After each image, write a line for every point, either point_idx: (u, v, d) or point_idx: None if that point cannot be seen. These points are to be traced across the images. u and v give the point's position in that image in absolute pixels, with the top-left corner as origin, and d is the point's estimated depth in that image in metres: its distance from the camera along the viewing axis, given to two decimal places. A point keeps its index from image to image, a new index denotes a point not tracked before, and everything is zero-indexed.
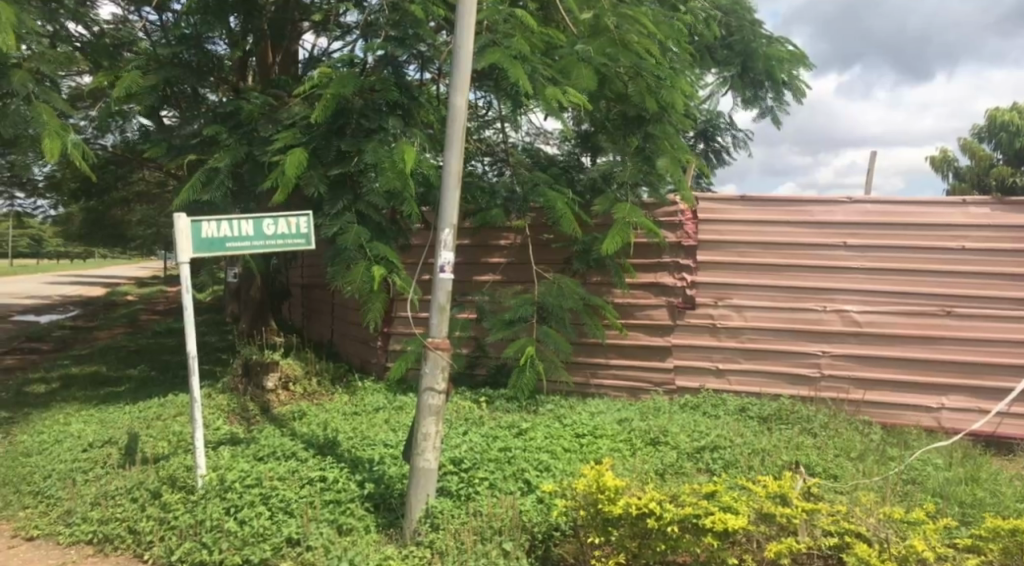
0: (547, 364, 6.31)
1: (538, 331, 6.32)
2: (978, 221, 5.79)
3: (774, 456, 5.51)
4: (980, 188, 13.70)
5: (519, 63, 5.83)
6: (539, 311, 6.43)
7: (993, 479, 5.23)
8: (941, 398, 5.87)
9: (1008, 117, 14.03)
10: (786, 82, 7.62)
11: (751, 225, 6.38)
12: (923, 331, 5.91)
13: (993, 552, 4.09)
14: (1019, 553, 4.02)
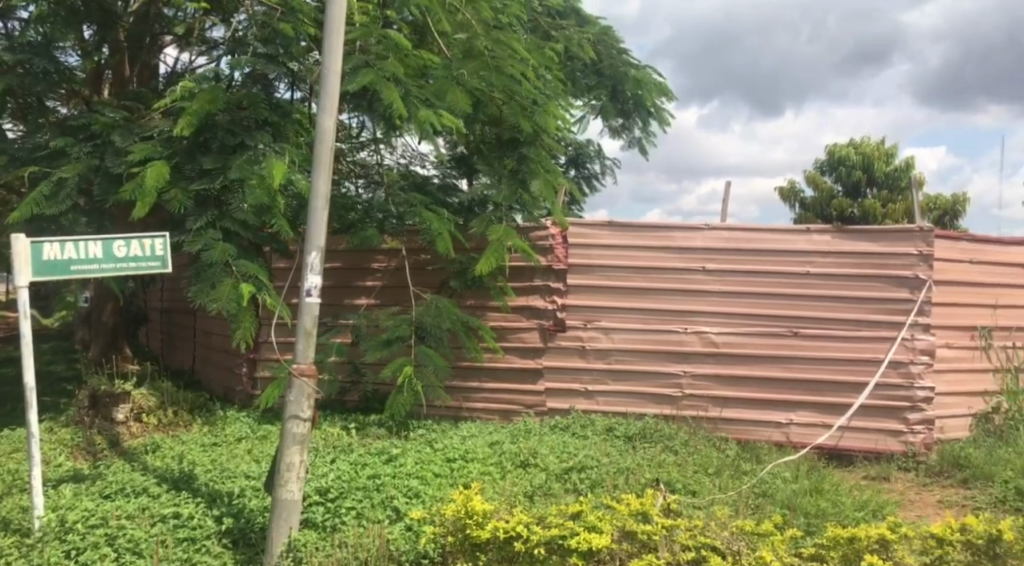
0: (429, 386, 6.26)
1: (418, 352, 6.29)
2: (822, 248, 6.11)
3: (638, 475, 5.69)
4: (823, 218, 14.85)
5: (391, 85, 5.83)
6: (417, 331, 6.43)
7: (835, 489, 5.57)
8: (790, 413, 6.18)
9: (845, 151, 14.98)
10: (651, 112, 7.97)
11: (618, 248, 6.57)
12: (773, 350, 6.22)
13: (833, 559, 4.34)
14: (857, 559, 4.29)
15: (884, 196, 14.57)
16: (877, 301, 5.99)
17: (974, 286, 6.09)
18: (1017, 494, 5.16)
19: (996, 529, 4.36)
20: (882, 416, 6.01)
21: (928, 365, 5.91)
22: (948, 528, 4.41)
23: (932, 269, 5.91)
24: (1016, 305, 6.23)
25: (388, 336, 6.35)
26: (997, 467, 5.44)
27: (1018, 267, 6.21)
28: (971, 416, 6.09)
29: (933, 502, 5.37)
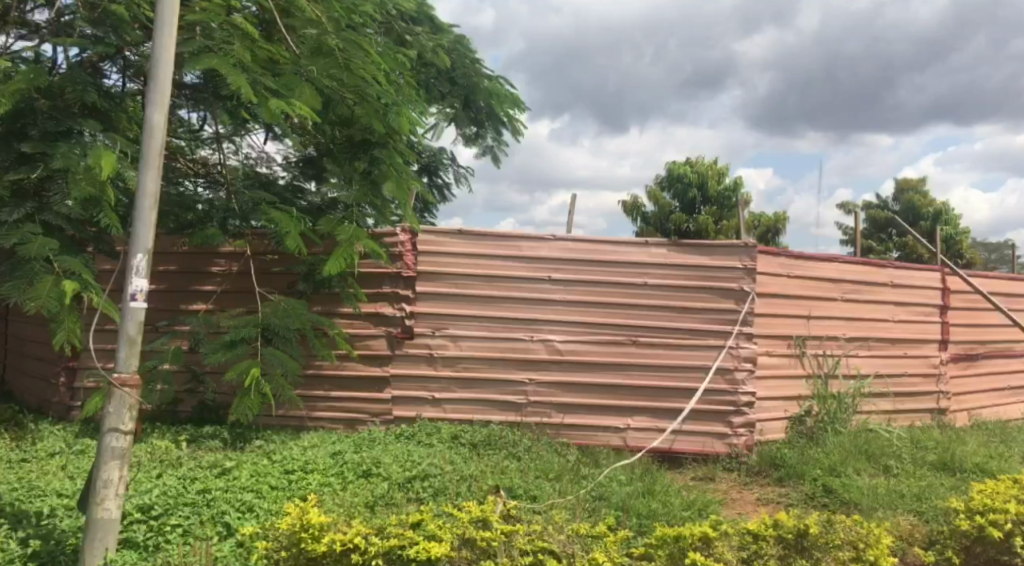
0: (276, 385, 6.01)
1: (262, 352, 6.00)
2: (658, 261, 6.42)
3: (480, 481, 5.72)
4: (662, 232, 15.67)
5: (239, 73, 5.52)
6: (263, 332, 6.12)
7: (665, 490, 5.83)
8: (628, 418, 6.43)
9: (682, 169, 15.76)
10: (503, 121, 8.14)
11: (467, 256, 6.60)
12: (612, 358, 6.45)
13: (660, 557, 4.57)
14: (681, 557, 4.54)
15: (715, 212, 15.49)
16: (708, 312, 6.36)
17: (792, 298, 6.58)
18: (824, 491, 5.65)
19: (802, 523, 4.78)
20: (709, 419, 6.37)
21: (750, 372, 6.33)
22: (764, 524, 4.80)
23: (755, 282, 6.36)
24: (830, 315, 6.73)
25: (230, 338, 5.99)
26: (808, 466, 5.92)
27: (830, 281, 6.75)
28: (788, 418, 6.55)
29: (752, 500, 5.74)
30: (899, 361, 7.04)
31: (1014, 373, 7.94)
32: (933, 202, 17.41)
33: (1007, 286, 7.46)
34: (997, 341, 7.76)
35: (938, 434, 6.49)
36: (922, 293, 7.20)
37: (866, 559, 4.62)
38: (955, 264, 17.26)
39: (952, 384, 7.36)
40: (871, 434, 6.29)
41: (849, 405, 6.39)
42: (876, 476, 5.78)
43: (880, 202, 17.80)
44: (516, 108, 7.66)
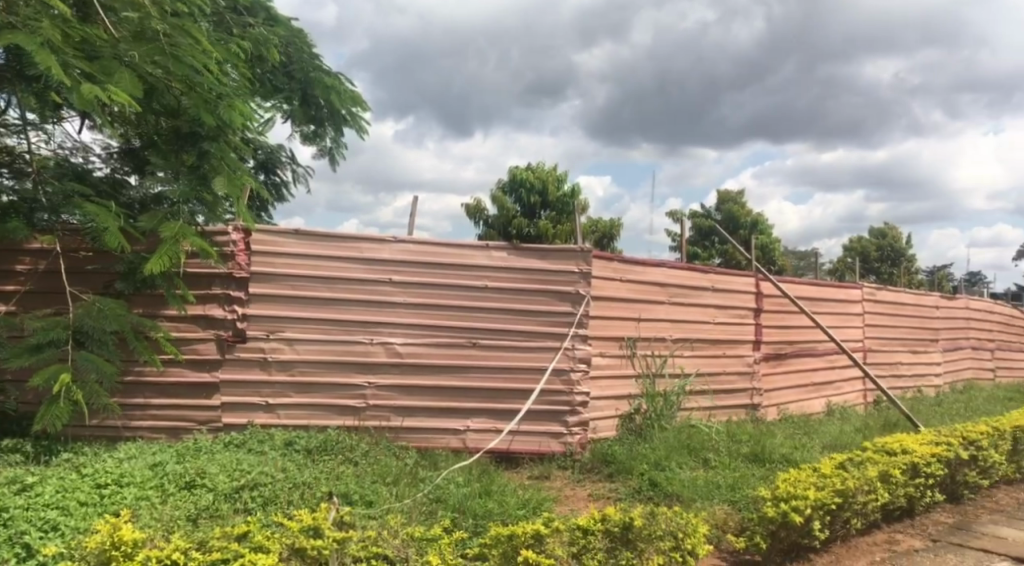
0: (88, 391, 5.56)
1: (74, 355, 5.53)
2: (497, 264, 6.51)
3: (314, 488, 5.53)
4: (504, 236, 15.97)
5: (47, 52, 4.98)
6: (75, 335, 5.63)
7: (502, 490, 5.90)
8: (466, 420, 6.45)
9: (525, 174, 16.13)
10: (343, 120, 8.08)
11: (304, 257, 6.40)
12: (451, 360, 6.46)
13: (494, 557, 4.63)
14: (514, 555, 4.61)
15: (554, 217, 16.01)
16: (546, 314, 6.53)
17: (624, 301, 6.88)
18: (650, 484, 5.94)
19: (628, 516, 4.99)
20: (546, 420, 6.52)
21: (585, 373, 6.55)
22: (592, 519, 4.96)
23: (590, 285, 6.61)
24: (658, 318, 7.10)
25: (36, 340, 5.43)
26: (635, 462, 6.21)
27: (659, 285, 7.13)
28: (619, 416, 6.83)
29: (584, 496, 5.93)
30: (720, 360, 7.54)
31: (817, 370, 8.73)
32: (749, 212, 18.91)
33: (812, 291, 8.20)
34: (803, 341, 8.48)
35: (752, 427, 7.01)
36: (740, 297, 7.76)
37: (684, 548, 4.93)
38: (768, 270, 18.83)
39: (766, 381, 7.97)
40: (692, 429, 6.71)
41: (675, 402, 6.81)
42: (696, 469, 6.15)
43: (705, 211, 19.09)
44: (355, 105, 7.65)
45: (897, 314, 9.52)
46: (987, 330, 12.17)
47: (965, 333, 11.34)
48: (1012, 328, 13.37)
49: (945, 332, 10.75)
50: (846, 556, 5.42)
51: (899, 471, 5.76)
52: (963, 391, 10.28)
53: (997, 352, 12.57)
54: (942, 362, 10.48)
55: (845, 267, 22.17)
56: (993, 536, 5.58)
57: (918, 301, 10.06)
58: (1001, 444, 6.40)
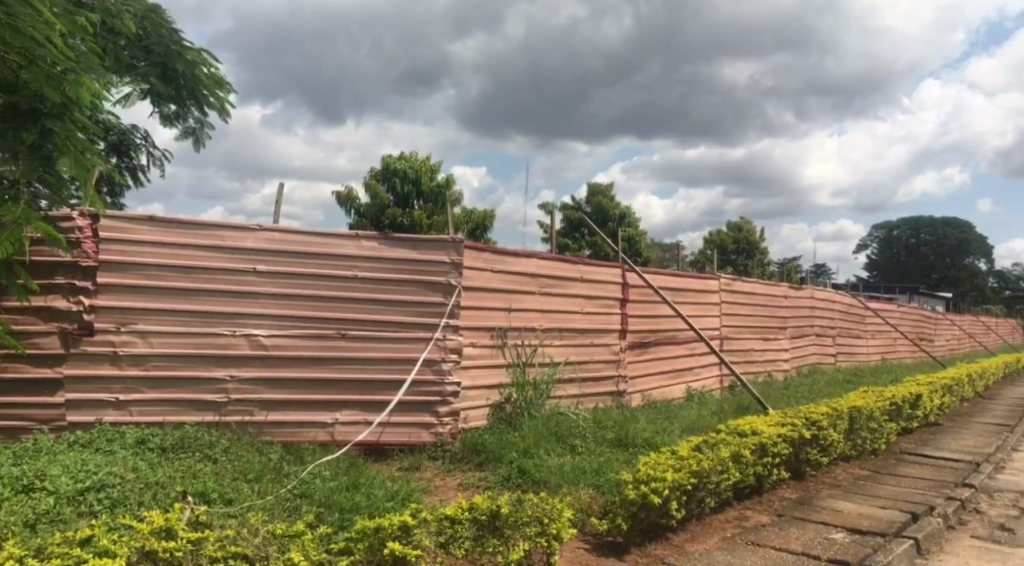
0: None
1: None
2: (367, 253, 6.41)
3: (168, 488, 5.22)
4: (377, 226, 15.77)
5: None
6: None
7: (370, 483, 5.79)
8: (335, 412, 6.31)
9: (399, 164, 16.08)
10: (206, 99, 7.83)
11: (160, 245, 6.07)
12: (318, 352, 6.31)
13: (360, 551, 4.49)
14: (381, 547, 4.49)
15: (428, 208, 16.10)
16: (417, 304, 6.49)
17: (494, 291, 6.94)
18: (519, 472, 6.03)
19: (495, 504, 5.00)
20: (416, 411, 6.48)
21: (456, 362, 6.58)
22: (460, 508, 4.96)
23: (461, 276, 6.63)
24: (528, 308, 7.21)
25: None
26: (505, 450, 6.29)
27: (529, 275, 7.24)
28: (489, 406, 6.89)
29: (454, 486, 5.94)
30: (588, 349, 7.75)
31: (679, 357, 9.15)
32: (619, 206, 19.67)
33: (675, 282, 8.58)
34: (666, 330, 8.86)
35: (617, 413, 7.26)
36: (608, 288, 8.02)
37: (549, 533, 5.02)
38: (637, 262, 19.59)
39: (631, 369, 8.28)
40: (561, 416, 6.88)
41: (544, 391, 6.94)
42: (563, 455, 6.30)
43: (577, 203, 19.65)
44: (217, 83, 7.46)
45: (751, 304, 10.13)
46: (830, 318, 13.15)
47: (811, 321, 12.21)
48: (852, 316, 14.53)
49: (793, 320, 11.53)
50: (701, 533, 5.70)
51: (750, 451, 6.10)
52: (809, 375, 11.07)
53: (838, 338, 13.62)
54: (790, 348, 11.23)
55: (705, 260, 23.47)
56: (831, 509, 6.00)
57: (769, 292, 10.74)
58: (838, 423, 6.89)
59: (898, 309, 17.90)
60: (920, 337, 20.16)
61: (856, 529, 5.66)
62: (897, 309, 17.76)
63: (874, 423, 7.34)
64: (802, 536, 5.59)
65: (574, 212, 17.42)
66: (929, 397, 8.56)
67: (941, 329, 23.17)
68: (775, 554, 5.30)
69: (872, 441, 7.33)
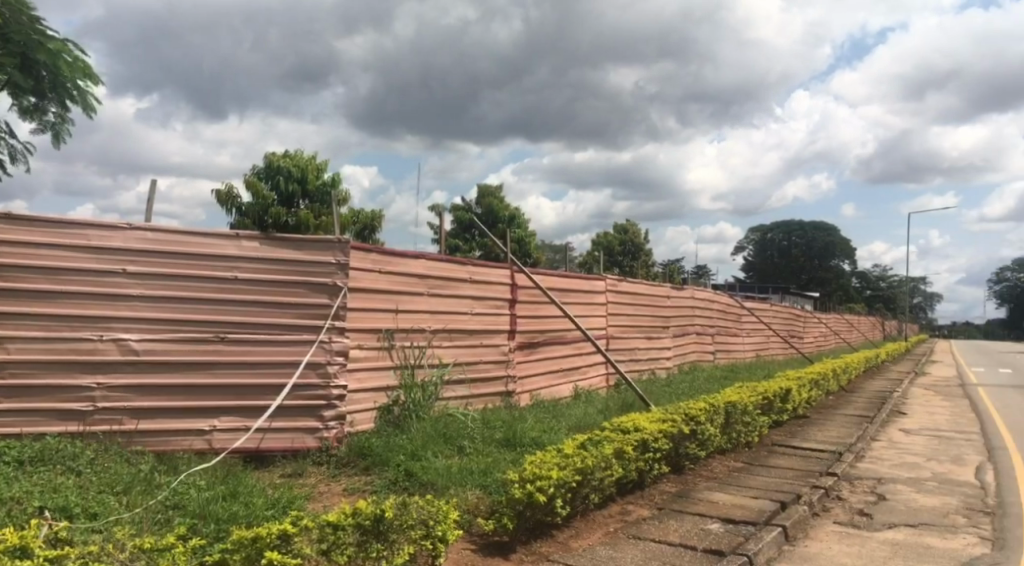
0: None
1: None
2: (247, 254, 6.20)
3: (24, 504, 4.76)
4: (260, 226, 15.27)
5: None
6: None
7: (249, 491, 5.52)
8: (213, 419, 6.06)
9: (281, 162, 16.01)
10: (69, 93, 7.46)
11: (19, 244, 5.60)
12: (195, 357, 6.03)
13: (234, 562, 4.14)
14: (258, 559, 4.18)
15: (313, 207, 15.99)
16: (301, 307, 6.33)
17: (381, 292, 6.86)
18: (406, 475, 5.96)
19: (379, 508, 4.83)
20: (300, 415, 6.30)
21: (342, 365, 6.47)
22: (343, 513, 4.71)
23: (347, 277, 6.53)
24: (416, 310, 7.17)
25: None
26: (392, 453, 6.20)
27: (417, 277, 7.21)
28: (376, 408, 6.80)
29: (338, 492, 5.79)
30: (477, 350, 7.80)
31: (566, 357, 9.33)
32: (508, 208, 20.16)
33: (562, 283, 8.76)
34: (553, 330, 9.00)
35: (505, 413, 7.33)
36: (496, 289, 8.10)
37: (435, 535, 4.97)
38: (525, 264, 19.96)
39: (520, 368, 8.36)
40: (449, 418, 6.88)
41: (432, 392, 6.93)
42: (451, 457, 6.30)
43: (468, 205, 19.88)
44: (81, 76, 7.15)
45: (636, 304, 10.45)
46: (709, 317, 13.73)
47: (692, 320, 12.71)
48: (729, 315, 15.22)
49: (676, 320, 11.94)
50: (585, 529, 5.80)
51: (632, 447, 6.26)
52: (690, 372, 11.52)
53: (717, 337, 14.25)
54: (672, 346, 11.65)
55: (592, 262, 24.21)
56: (708, 501, 6.24)
57: (653, 292, 11.11)
58: (715, 418, 7.19)
59: (772, 308, 18.94)
60: (792, 334, 21.42)
61: (729, 519, 5.90)
62: (771, 307, 18.82)
63: (748, 417, 7.69)
64: (680, 528, 5.78)
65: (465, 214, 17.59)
66: (798, 391, 9.07)
67: (812, 326, 24.68)
68: (655, 546, 5.47)
69: (747, 434, 7.68)
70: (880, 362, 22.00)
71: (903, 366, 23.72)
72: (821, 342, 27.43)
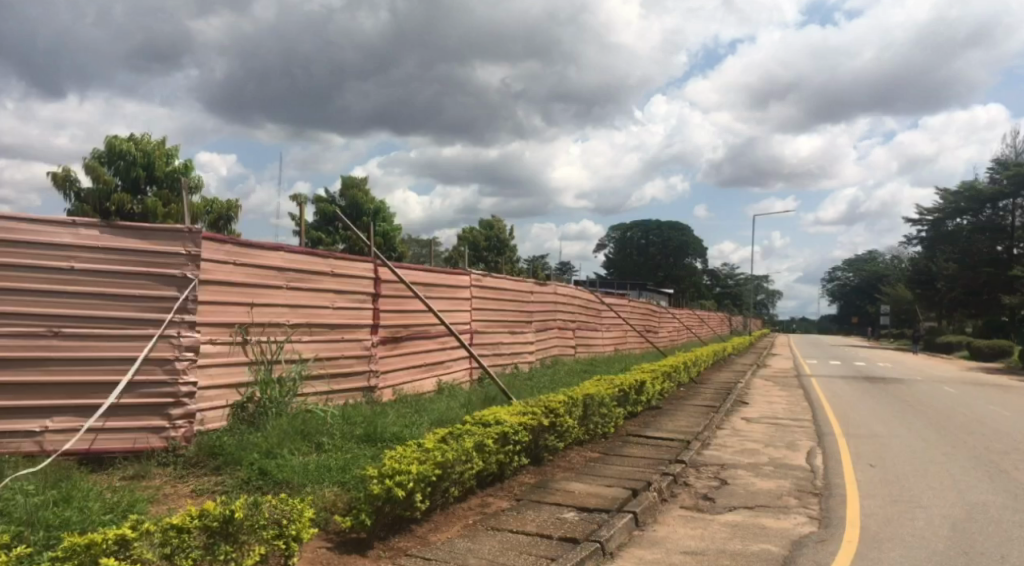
0: None
1: None
2: (87, 243, 5.75)
3: None
4: (103, 215, 14.46)
5: None
6: None
7: (85, 495, 5.09)
8: (45, 420, 5.54)
9: (126, 146, 15.18)
10: None
11: None
12: (25, 353, 5.49)
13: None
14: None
15: (161, 194, 15.37)
16: (148, 300, 5.97)
17: (237, 285, 6.62)
18: (259, 473, 5.74)
19: (229, 509, 4.49)
20: (144, 414, 5.92)
21: (191, 361, 6.16)
22: (187, 516, 4.33)
23: (199, 269, 6.24)
24: (273, 303, 6.97)
25: None
26: (245, 452, 5.95)
27: (275, 270, 7.02)
28: (229, 407, 6.52)
29: (185, 493, 5.47)
30: (338, 345, 7.69)
31: (430, 351, 9.35)
32: (372, 200, 20.13)
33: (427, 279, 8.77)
34: (416, 325, 9.01)
35: (366, 409, 7.26)
36: (358, 283, 8.03)
37: (288, 535, 4.70)
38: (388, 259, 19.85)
39: (383, 364, 8.34)
40: (308, 414, 6.73)
41: (289, 388, 6.77)
42: (308, 454, 6.15)
43: (330, 198, 19.70)
44: None
45: (500, 299, 10.60)
46: (571, 312, 14.13)
47: (554, 314, 13.02)
48: (590, 310, 15.72)
49: (538, 314, 12.21)
50: (444, 522, 5.81)
51: (492, 440, 6.33)
52: (551, 365, 11.84)
53: (578, 331, 14.70)
54: (535, 341, 11.91)
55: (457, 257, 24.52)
56: (564, 491, 6.42)
57: (517, 287, 11.32)
58: (574, 410, 7.40)
59: (630, 304, 19.74)
60: (648, 329, 22.50)
61: (584, 507, 6.08)
62: (629, 303, 19.66)
63: (605, 409, 7.97)
64: (537, 518, 5.90)
65: (327, 206, 17.37)
66: (652, 383, 9.50)
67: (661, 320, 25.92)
68: (513, 537, 5.55)
69: (603, 425, 7.96)
70: (725, 355, 23.48)
71: (745, 359, 25.46)
72: (673, 338, 28.89)
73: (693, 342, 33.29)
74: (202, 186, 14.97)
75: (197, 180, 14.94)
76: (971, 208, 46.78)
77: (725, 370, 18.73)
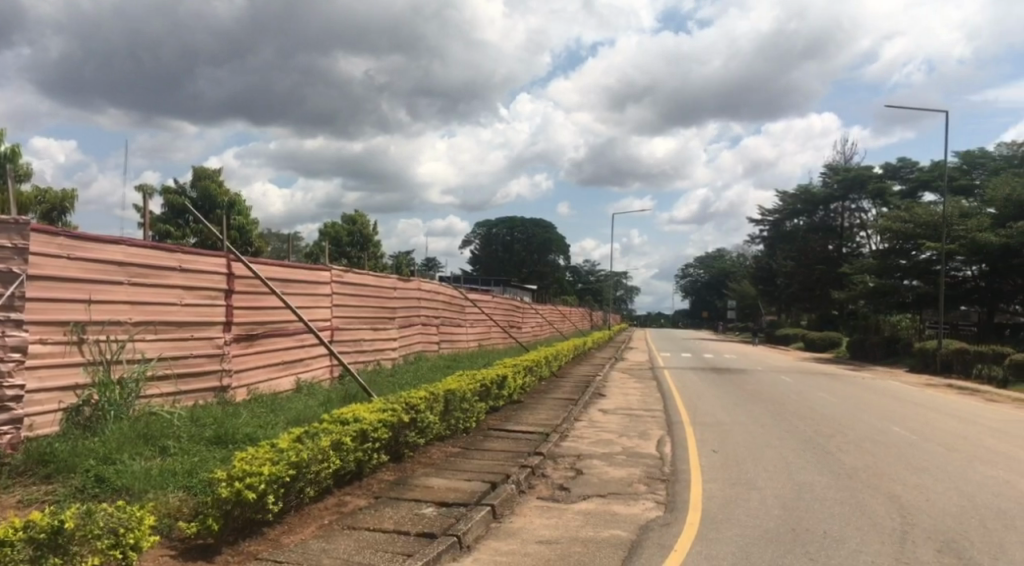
0: None
1: None
2: None
3: None
4: None
5: None
6: None
7: None
8: None
9: None
10: None
11: None
12: None
13: None
14: None
15: None
16: None
17: (71, 281, 6.19)
18: (96, 481, 5.37)
19: (58, 518, 4.07)
20: None
21: (19, 363, 5.64)
22: (10, 527, 3.90)
23: (27, 263, 5.75)
24: (113, 300, 6.59)
25: None
26: (80, 458, 5.55)
27: (114, 264, 6.63)
28: (61, 410, 6.04)
29: (10, 505, 4.98)
30: (186, 343, 7.38)
31: (286, 349, 9.13)
32: (226, 192, 19.47)
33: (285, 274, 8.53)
34: (273, 322, 8.79)
35: (217, 410, 7.05)
36: (208, 278, 7.74)
37: (126, 543, 4.31)
38: (246, 254, 19.22)
39: (236, 363, 8.09)
40: (150, 418, 6.43)
41: (130, 391, 6.42)
42: (152, 459, 5.86)
43: (179, 188, 18.87)
44: None
45: (362, 296, 10.47)
46: (435, 307, 14.13)
47: (418, 310, 12.98)
48: (453, 306, 15.80)
49: (402, 311, 12.15)
50: (298, 524, 5.66)
51: (350, 438, 6.21)
52: (413, 362, 11.85)
53: (442, 327, 14.74)
54: (398, 336, 11.85)
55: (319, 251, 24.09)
56: (423, 487, 6.43)
57: (380, 283, 11.25)
58: (434, 406, 7.41)
59: (495, 299, 20.03)
60: (513, 324, 22.95)
61: (442, 502, 6.10)
62: (494, 298, 19.96)
63: (466, 404, 8.04)
64: (395, 515, 5.86)
65: (175, 198, 16.64)
66: (513, 377, 9.68)
67: (526, 314, 26.55)
68: (368, 535, 5.49)
69: (464, 420, 8.03)
70: (587, 349, 24.31)
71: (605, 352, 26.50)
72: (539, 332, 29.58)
73: (558, 338, 34.17)
74: (30, 175, 13.92)
75: (22, 166, 13.86)
76: (806, 210, 50.93)
77: (586, 363, 19.40)
